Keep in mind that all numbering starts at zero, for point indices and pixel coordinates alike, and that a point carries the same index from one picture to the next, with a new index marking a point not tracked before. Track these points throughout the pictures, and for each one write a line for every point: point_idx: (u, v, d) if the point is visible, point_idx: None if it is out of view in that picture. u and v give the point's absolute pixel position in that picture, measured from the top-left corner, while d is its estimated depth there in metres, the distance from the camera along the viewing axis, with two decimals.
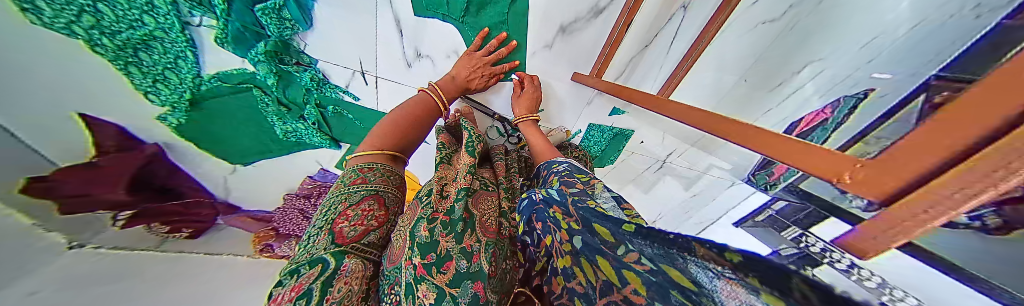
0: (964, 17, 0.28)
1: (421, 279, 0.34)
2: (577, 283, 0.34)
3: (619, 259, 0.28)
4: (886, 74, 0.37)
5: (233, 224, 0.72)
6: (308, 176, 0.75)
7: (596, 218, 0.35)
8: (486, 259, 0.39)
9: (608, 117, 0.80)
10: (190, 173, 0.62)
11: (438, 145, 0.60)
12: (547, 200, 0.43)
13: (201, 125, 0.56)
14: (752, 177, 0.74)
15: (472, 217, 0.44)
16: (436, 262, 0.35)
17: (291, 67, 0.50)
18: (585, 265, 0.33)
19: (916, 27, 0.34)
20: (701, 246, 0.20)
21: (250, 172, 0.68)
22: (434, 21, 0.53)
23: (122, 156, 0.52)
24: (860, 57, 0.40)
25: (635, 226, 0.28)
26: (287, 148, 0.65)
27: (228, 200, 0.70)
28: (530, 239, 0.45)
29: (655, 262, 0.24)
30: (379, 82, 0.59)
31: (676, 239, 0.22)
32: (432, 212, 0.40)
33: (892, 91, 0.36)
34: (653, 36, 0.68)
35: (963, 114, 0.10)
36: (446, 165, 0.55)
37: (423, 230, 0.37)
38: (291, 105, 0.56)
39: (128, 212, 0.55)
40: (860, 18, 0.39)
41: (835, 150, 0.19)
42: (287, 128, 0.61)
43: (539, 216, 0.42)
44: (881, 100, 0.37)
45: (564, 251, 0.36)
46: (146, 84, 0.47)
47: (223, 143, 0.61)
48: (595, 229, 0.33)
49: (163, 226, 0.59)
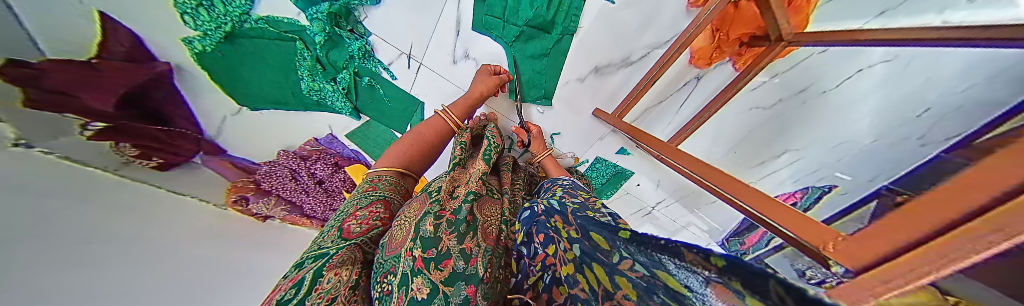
0: (910, 143, 0.55)
1: (418, 272, 0.30)
2: (580, 291, 0.30)
3: (614, 266, 0.24)
4: (846, 175, 0.66)
5: (210, 166, 0.67)
6: (313, 138, 0.71)
7: (594, 226, 0.31)
8: (484, 264, 0.35)
9: (615, 155, 0.87)
10: (190, 107, 0.58)
11: (456, 143, 0.55)
12: (548, 211, 0.40)
13: (226, 59, 0.54)
14: (727, 242, 0.89)
15: (476, 222, 0.39)
16: (435, 258, 0.32)
17: (344, 33, 0.52)
18: (591, 273, 0.28)
19: (873, 142, 0.60)
20: (689, 251, 0.15)
21: (254, 117, 0.65)
22: (486, 38, 0.59)
23: (130, 66, 0.49)
24: (829, 156, 0.67)
25: (629, 232, 0.23)
26: (305, 104, 0.64)
27: (214, 140, 0.65)
28: (526, 250, 0.39)
29: (648, 268, 0.21)
30: (421, 68, 0.61)
31: (666, 244, 0.17)
32: (439, 209, 0.37)
33: (853, 193, 0.65)
34: (669, 95, 0.78)
35: (921, 212, 0.12)
36: (460, 169, 0.51)
37: (429, 224, 0.34)
38: (328, 66, 0.56)
39: (100, 124, 0.49)
40: (833, 124, 0.63)
41: (829, 226, 0.22)
42: (314, 86, 0.60)
43: (539, 227, 0.37)
44: (843, 195, 0.67)
45: (569, 257, 0.32)
46: (188, 6, 0.45)
47: (240, 84, 0.58)
48: (592, 237, 0.29)
49: (132, 150, 0.54)
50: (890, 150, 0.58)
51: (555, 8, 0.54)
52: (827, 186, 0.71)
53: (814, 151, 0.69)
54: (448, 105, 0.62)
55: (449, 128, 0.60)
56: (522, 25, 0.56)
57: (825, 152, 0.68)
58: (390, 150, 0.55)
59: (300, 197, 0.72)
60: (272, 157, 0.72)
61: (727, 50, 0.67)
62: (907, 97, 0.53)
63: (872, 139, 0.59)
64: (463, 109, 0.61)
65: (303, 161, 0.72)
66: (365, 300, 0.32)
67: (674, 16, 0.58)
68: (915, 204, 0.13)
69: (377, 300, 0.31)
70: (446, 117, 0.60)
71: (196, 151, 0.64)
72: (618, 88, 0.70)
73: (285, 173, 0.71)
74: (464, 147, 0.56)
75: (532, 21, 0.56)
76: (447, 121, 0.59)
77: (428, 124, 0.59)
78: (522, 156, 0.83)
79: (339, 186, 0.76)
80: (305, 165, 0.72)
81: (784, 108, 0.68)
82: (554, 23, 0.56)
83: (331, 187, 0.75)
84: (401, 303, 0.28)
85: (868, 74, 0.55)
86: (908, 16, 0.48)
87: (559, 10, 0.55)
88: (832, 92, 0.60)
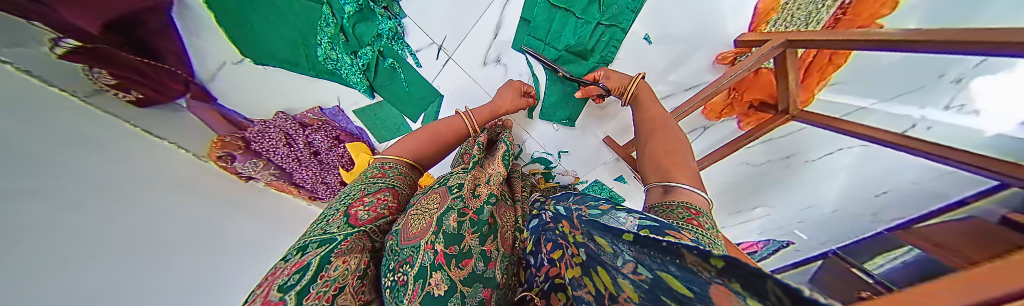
0: (865, 216, 0.64)
1: (439, 268, 0.30)
2: (585, 293, 0.29)
3: (617, 268, 0.23)
4: (803, 234, 0.78)
5: (195, 112, 0.64)
6: (319, 108, 0.68)
7: (596, 229, 0.26)
8: (501, 268, 0.35)
9: (613, 181, 0.88)
10: (183, 44, 0.51)
11: (479, 143, 0.53)
12: (556, 218, 0.34)
13: (241, 4, 0.46)
14: None
15: (496, 225, 0.40)
16: (456, 255, 0.32)
17: (378, 9, 0.50)
18: (594, 277, 0.27)
19: (833, 211, 0.69)
20: (689, 252, 0.14)
21: (261, 74, 0.60)
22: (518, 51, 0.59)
23: None
24: (793, 217, 0.77)
25: (632, 235, 0.20)
26: (318, 71, 0.59)
27: (206, 85, 0.60)
28: (533, 259, 0.38)
29: (651, 270, 0.19)
30: (449, 62, 0.60)
31: (667, 245, 0.16)
32: (463, 206, 0.37)
33: (810, 248, 0.78)
34: None
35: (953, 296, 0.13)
36: (479, 167, 0.49)
37: (452, 220, 0.34)
38: (352, 37, 0.52)
39: (76, 42, 0.43)
40: (807, 191, 0.71)
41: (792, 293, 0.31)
42: (332, 55, 0.55)
43: (549, 236, 0.35)
44: (799, 251, 0.81)
45: (575, 261, 0.30)
46: None
47: (251, 36, 0.52)
48: (596, 240, 0.25)
49: (110, 79, 0.49)
50: (843, 223, 0.69)
51: (596, 38, 0.56)
52: (786, 241, 0.83)
53: (780, 209, 0.78)
54: (470, 107, 0.61)
55: (467, 132, 0.59)
56: (563, 49, 0.57)
57: (790, 214, 0.77)
58: (407, 139, 0.54)
59: (291, 163, 0.70)
60: (267, 118, 0.70)
61: (737, 108, 0.71)
62: (869, 181, 0.60)
63: (833, 208, 0.68)
64: (487, 116, 0.61)
65: (302, 128, 0.68)
66: (372, 290, 0.32)
67: (699, 68, 0.61)
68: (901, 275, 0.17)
69: (389, 289, 0.31)
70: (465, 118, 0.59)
71: (182, 94, 0.59)
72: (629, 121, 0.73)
73: (279, 136, 0.67)
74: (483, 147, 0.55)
75: (573, 47, 0.57)
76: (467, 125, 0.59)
77: (449, 124, 0.58)
78: (524, 166, 0.84)
79: (334, 161, 0.74)
80: (303, 133, 0.68)
81: (770, 168, 0.74)
82: (592, 51, 0.58)
83: (326, 159, 0.73)
84: (418, 297, 0.28)
85: (846, 153, 0.61)
86: (899, 104, 0.52)
87: (600, 39, 0.56)
88: (813, 163, 0.66)
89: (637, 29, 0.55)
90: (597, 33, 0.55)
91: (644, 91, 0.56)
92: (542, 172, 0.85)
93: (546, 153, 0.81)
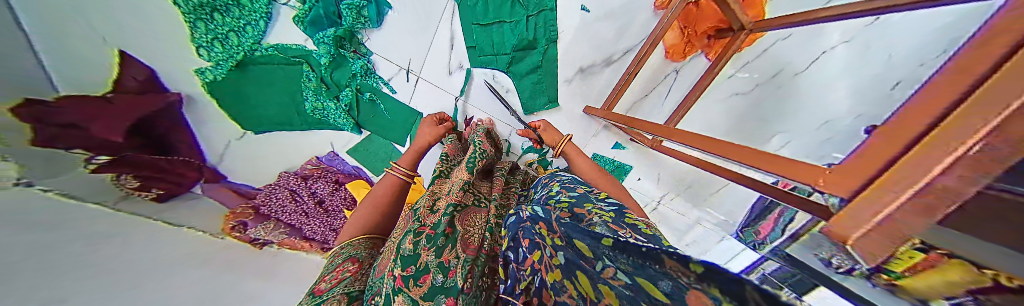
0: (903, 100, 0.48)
1: (399, 291, 0.33)
2: (568, 298, 0.27)
3: (597, 274, 0.23)
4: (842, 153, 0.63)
5: (213, 195, 0.66)
6: (315, 157, 0.73)
7: (578, 233, 0.28)
8: (463, 274, 0.36)
9: (611, 150, 0.89)
10: (194, 133, 0.60)
11: (443, 155, 0.58)
12: (535, 217, 0.36)
13: (235, 84, 0.58)
14: (742, 234, 0.84)
15: (456, 234, 0.39)
16: (414, 274, 0.34)
17: (348, 54, 0.59)
18: (575, 282, 0.26)
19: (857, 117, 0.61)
20: (668, 257, 0.16)
21: (259, 141, 0.67)
22: (479, 68, 0.67)
23: (140, 98, 0.51)
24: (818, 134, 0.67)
25: (613, 240, 0.22)
26: (310, 122, 0.67)
27: (217, 167, 0.66)
28: (513, 254, 0.36)
29: (629, 276, 0.20)
30: (419, 81, 0.67)
31: (648, 251, 0.18)
32: (418, 226, 0.38)
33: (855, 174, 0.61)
34: (652, 88, 0.81)
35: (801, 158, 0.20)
36: (443, 178, 0.53)
37: (408, 242, 0.36)
38: (332, 85, 0.62)
39: (105, 157, 0.49)
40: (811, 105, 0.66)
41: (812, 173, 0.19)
42: (318, 105, 0.64)
43: (525, 233, 0.34)
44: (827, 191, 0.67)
45: (555, 264, 0.29)
46: (204, 39, 0.52)
47: (246, 108, 0.61)
48: (578, 248, 0.27)
49: (134, 181, 0.53)
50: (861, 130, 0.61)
51: (532, 27, 0.63)
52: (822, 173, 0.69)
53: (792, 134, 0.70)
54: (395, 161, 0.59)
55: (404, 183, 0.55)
56: (511, 51, 0.65)
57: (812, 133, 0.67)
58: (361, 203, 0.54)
59: (298, 218, 0.69)
60: (272, 180, 0.73)
61: (697, 44, 0.74)
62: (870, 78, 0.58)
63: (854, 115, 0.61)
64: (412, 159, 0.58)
65: (303, 180, 0.72)
66: None
67: (645, 19, 0.66)
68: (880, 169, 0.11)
69: None
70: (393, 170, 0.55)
71: (196, 180, 0.63)
72: (607, 85, 0.74)
73: (285, 194, 0.69)
74: (448, 158, 0.59)
75: (517, 45, 0.64)
76: (395, 174, 0.55)
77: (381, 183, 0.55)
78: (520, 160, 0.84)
79: (339, 205, 0.74)
80: (305, 185, 0.71)
81: (763, 92, 0.71)
82: (536, 40, 0.65)
83: (331, 207, 0.73)
84: None
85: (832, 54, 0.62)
86: None
87: (536, 27, 0.63)
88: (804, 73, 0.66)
89: (563, 9, 0.63)
90: (531, 24, 0.62)
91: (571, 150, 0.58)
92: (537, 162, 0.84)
93: (536, 141, 0.82)
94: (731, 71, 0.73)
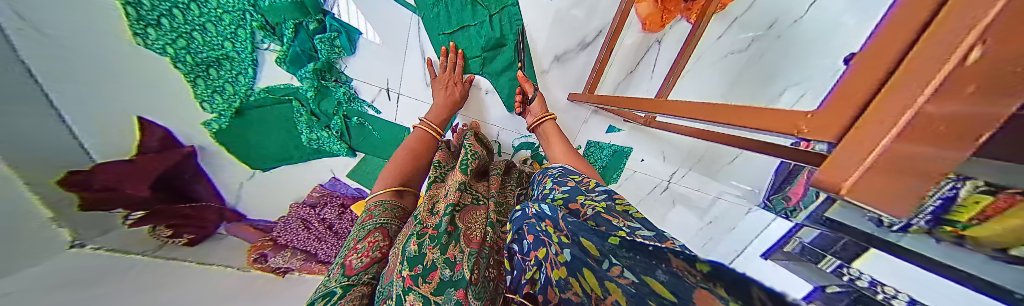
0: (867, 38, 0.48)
1: (409, 289, 0.31)
2: (572, 294, 0.27)
3: (605, 272, 0.25)
4: None
5: (233, 233, 0.70)
6: (319, 184, 0.78)
7: (584, 231, 0.29)
8: (469, 267, 0.35)
9: (606, 134, 0.87)
10: (212, 180, 0.66)
11: (436, 162, 0.59)
12: (541, 215, 0.36)
13: (237, 129, 0.64)
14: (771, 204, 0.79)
15: (459, 231, 0.40)
16: (422, 273, 0.32)
17: (330, 83, 0.64)
18: (580, 279, 0.27)
19: None
20: (675, 256, 0.18)
21: (267, 178, 0.72)
22: None
23: (162, 155, 0.58)
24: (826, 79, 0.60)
25: (619, 238, 0.25)
26: (308, 154, 0.72)
27: (236, 207, 0.71)
28: (518, 246, 0.36)
29: (637, 274, 0.22)
30: (400, 98, 0.70)
31: (652, 249, 0.21)
32: (421, 228, 0.37)
33: None
34: (636, 64, 0.78)
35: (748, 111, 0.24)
36: (438, 184, 0.53)
37: (412, 244, 0.34)
38: (321, 116, 0.67)
39: (140, 212, 0.55)
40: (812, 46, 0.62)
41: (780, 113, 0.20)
42: (313, 136, 0.69)
43: (528, 230, 0.35)
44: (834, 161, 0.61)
45: (559, 261, 0.29)
46: (206, 94, 0.58)
47: (252, 150, 0.67)
48: (583, 244, 0.28)
49: (167, 230, 0.58)
50: None
51: (499, 26, 0.65)
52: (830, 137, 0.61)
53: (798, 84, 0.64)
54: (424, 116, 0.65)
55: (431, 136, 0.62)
56: (480, 52, 0.67)
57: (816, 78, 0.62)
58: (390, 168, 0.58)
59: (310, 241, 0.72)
60: (284, 213, 0.76)
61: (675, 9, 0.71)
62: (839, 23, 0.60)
63: None
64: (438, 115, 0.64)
65: (312, 208, 0.76)
66: None
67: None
68: (869, 96, 0.12)
69: None
70: (425, 125, 0.63)
71: (218, 221, 0.68)
72: (584, 69, 0.74)
73: (297, 223, 0.74)
74: (442, 164, 0.60)
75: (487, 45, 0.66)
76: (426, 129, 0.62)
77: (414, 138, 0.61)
78: (515, 157, 0.85)
79: (348, 226, 0.77)
80: (314, 212, 0.75)
81: (761, 48, 0.67)
82: (504, 37, 0.66)
83: (340, 229, 0.76)
84: None
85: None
86: None
87: (502, 25, 0.65)
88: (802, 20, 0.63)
89: (526, 2, 0.64)
90: (495, 22, 0.65)
91: (552, 132, 0.62)
92: (532, 157, 0.85)
93: (526, 137, 0.82)
94: (719, 32, 0.68)
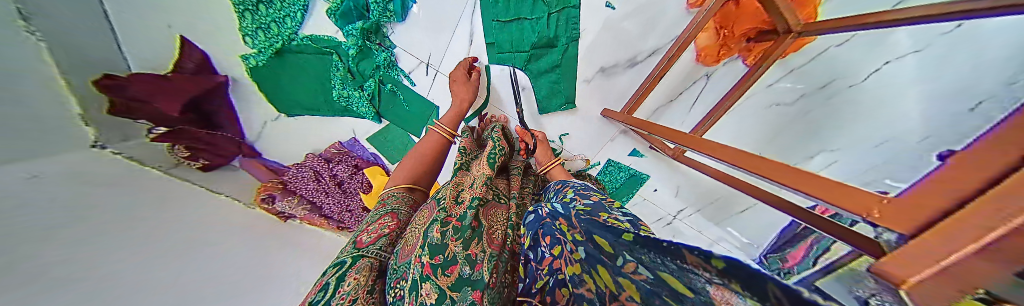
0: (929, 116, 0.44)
1: (427, 278, 0.32)
2: (584, 290, 0.27)
3: (616, 267, 0.22)
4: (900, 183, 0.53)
5: (246, 168, 0.72)
6: (337, 142, 0.77)
7: (597, 227, 0.27)
8: (489, 270, 0.35)
9: (629, 157, 0.86)
10: (235, 111, 0.67)
11: (461, 149, 0.60)
12: (553, 213, 0.36)
13: (273, 69, 0.64)
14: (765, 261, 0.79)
15: (481, 228, 0.39)
16: (441, 263, 0.33)
17: (373, 45, 0.64)
18: (594, 275, 0.25)
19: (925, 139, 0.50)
20: (689, 253, 0.15)
21: (291, 123, 0.73)
22: (496, 65, 0.69)
23: (197, 79, 0.58)
24: (869, 156, 0.56)
25: (632, 234, 0.21)
26: (335, 110, 0.72)
27: (254, 143, 0.72)
28: (532, 254, 0.36)
29: (652, 270, 0.18)
30: (437, 75, 0.69)
31: (669, 246, 0.17)
32: (445, 216, 0.38)
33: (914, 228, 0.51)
34: (678, 93, 0.78)
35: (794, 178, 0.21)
36: (463, 171, 0.53)
37: (435, 231, 0.36)
38: (357, 75, 0.67)
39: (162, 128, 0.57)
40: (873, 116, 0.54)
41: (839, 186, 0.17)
42: (344, 93, 0.69)
43: (545, 230, 0.34)
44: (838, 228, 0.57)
45: (575, 258, 0.28)
46: (251, 28, 0.58)
47: (281, 93, 0.67)
48: (594, 239, 0.25)
49: (185, 152, 0.60)
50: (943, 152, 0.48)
51: (554, 25, 0.63)
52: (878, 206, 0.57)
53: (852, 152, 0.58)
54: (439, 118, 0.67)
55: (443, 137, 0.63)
56: (529, 49, 0.66)
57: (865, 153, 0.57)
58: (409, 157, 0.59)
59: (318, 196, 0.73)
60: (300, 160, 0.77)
61: (735, 46, 0.67)
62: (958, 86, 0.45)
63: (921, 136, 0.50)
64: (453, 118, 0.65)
65: (326, 163, 0.76)
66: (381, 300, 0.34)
67: (675, 16, 0.62)
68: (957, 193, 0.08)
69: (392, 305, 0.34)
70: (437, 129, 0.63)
71: (235, 154, 0.70)
72: (627, 87, 0.72)
73: (309, 173, 0.74)
74: (466, 152, 0.60)
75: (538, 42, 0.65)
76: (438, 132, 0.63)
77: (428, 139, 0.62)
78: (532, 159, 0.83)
79: (356, 188, 0.77)
80: (327, 167, 0.75)
81: (809, 106, 0.60)
82: (556, 38, 0.65)
83: (348, 188, 0.76)
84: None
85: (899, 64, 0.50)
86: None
87: (558, 23, 0.63)
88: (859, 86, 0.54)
89: (586, 8, 0.63)
90: (552, 20, 0.63)
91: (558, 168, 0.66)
92: None
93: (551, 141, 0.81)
94: (772, 79, 0.62)
